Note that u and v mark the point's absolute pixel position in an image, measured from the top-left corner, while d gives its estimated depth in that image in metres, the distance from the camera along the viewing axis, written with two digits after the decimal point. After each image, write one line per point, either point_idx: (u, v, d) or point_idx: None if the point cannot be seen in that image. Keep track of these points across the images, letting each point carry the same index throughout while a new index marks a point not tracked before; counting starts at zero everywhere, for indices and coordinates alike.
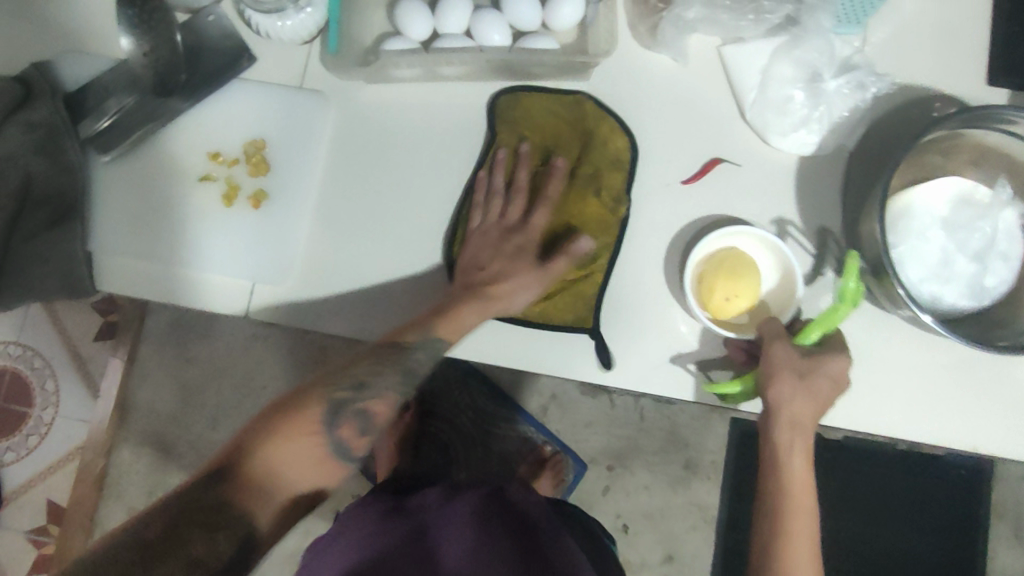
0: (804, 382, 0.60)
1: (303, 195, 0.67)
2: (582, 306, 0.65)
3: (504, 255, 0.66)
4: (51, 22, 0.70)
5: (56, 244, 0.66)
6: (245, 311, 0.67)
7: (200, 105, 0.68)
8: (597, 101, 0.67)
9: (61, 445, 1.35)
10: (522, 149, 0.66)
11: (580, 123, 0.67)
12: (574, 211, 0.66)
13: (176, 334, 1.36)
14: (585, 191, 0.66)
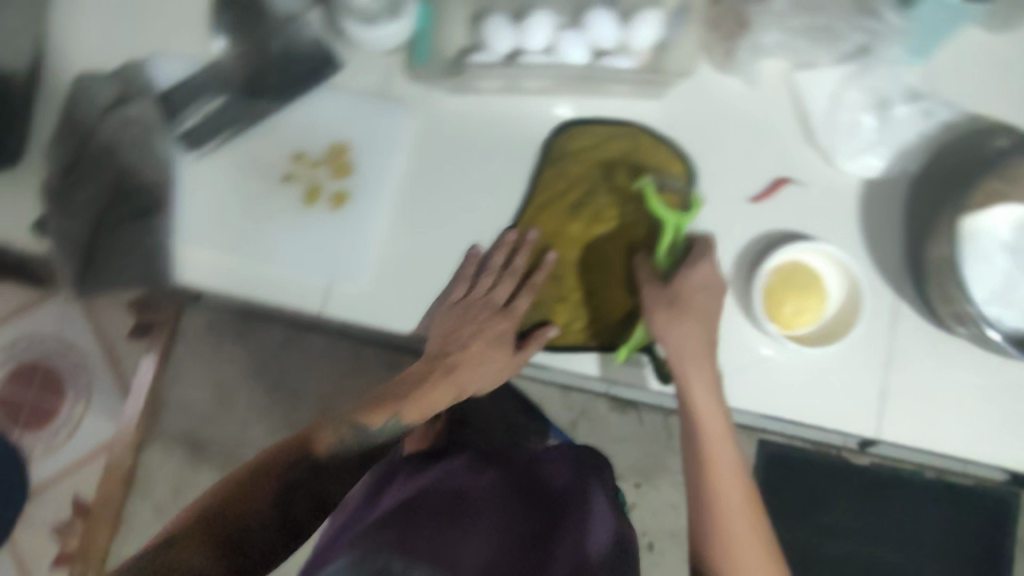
0: (676, 308, 0.62)
1: (381, 198, 0.69)
2: (639, 324, 0.67)
3: (485, 339, 0.62)
4: (145, 21, 0.73)
5: (140, 234, 0.68)
6: (319, 307, 0.68)
7: (285, 109, 0.71)
8: (652, 132, 0.70)
9: (86, 443, 1.24)
10: (526, 236, 0.67)
11: (636, 150, 0.70)
12: (624, 236, 0.69)
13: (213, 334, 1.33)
14: (639, 215, 0.68)
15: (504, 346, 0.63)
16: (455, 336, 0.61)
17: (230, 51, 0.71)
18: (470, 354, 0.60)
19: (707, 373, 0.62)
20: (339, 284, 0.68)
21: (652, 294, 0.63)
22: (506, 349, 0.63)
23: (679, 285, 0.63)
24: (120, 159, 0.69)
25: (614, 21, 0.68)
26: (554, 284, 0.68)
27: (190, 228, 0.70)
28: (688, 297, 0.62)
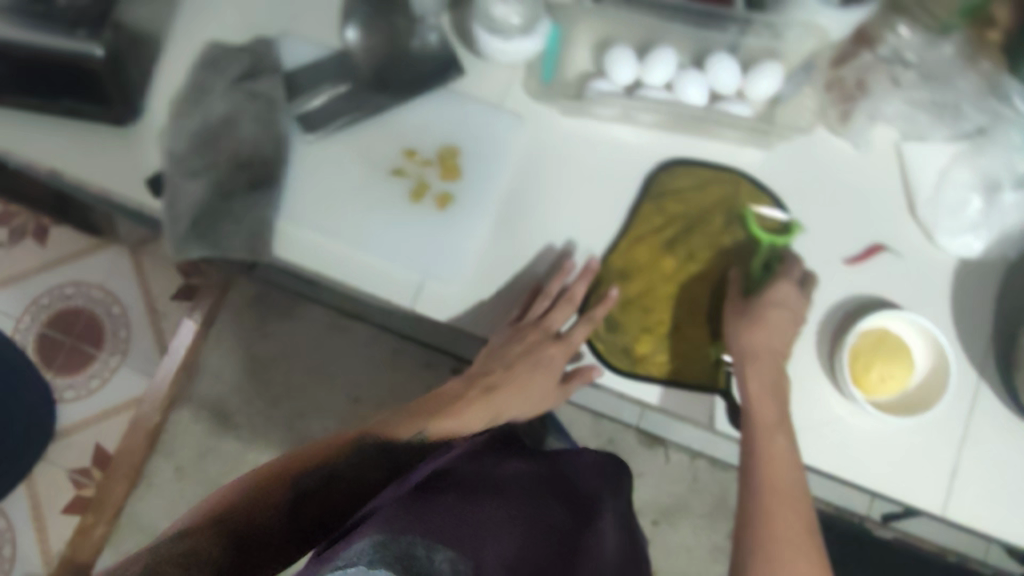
0: (754, 317, 0.65)
1: (487, 206, 0.71)
2: (711, 369, 0.67)
3: (527, 360, 0.68)
4: (281, 8, 0.77)
5: (248, 206, 0.70)
6: (410, 303, 0.70)
7: (404, 105, 0.73)
8: (752, 180, 0.70)
9: (120, 393, 1.40)
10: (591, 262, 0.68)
11: (734, 197, 0.70)
12: (711, 278, 0.70)
13: (259, 310, 1.42)
14: (732, 261, 0.70)
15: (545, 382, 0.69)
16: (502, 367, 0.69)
17: (364, 44, 0.72)
18: (510, 382, 0.68)
19: (777, 385, 0.63)
20: (431, 283, 0.69)
21: (732, 310, 0.67)
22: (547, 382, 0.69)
23: (759, 299, 0.65)
24: (239, 130, 0.71)
25: (736, 69, 0.70)
26: (635, 317, 0.69)
27: (294, 205, 0.71)
28: (766, 309, 0.64)
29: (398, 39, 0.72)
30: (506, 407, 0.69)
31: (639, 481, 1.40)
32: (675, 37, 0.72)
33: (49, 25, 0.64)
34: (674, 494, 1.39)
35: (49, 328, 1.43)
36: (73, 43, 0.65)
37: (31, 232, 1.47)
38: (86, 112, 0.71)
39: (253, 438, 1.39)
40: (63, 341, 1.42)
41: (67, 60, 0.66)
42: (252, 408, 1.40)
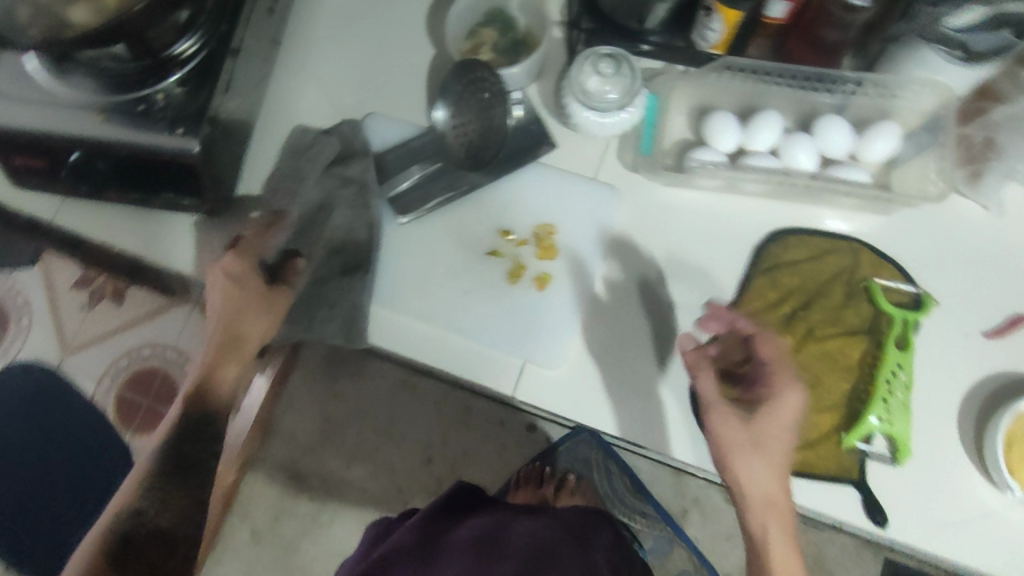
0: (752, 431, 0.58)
1: (586, 285, 0.68)
2: (846, 457, 0.62)
3: (229, 290, 0.63)
4: (368, 87, 0.76)
5: (345, 291, 0.68)
6: (512, 391, 0.66)
7: (497, 183, 0.70)
8: (874, 249, 0.66)
9: None
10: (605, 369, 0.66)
11: (855, 269, 0.66)
12: (838, 358, 0.64)
13: (328, 369, 1.41)
14: (859, 338, 0.64)
15: (248, 298, 0.63)
16: (222, 314, 0.63)
17: (459, 133, 0.67)
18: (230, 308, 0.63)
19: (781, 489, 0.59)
20: (533, 368, 0.66)
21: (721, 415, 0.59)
22: (237, 292, 0.63)
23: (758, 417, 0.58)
24: (331, 220, 0.69)
25: (848, 131, 0.65)
26: None
27: (390, 289, 0.69)
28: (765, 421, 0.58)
29: (486, 113, 0.67)
30: (248, 345, 0.64)
31: (726, 543, 1.35)
32: (780, 100, 0.68)
33: (150, 125, 0.65)
34: None
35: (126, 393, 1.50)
36: (169, 141, 0.64)
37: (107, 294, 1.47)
38: (183, 205, 0.72)
39: (329, 497, 1.39)
40: (139, 402, 1.41)
41: (166, 159, 0.66)
42: (325, 468, 1.40)
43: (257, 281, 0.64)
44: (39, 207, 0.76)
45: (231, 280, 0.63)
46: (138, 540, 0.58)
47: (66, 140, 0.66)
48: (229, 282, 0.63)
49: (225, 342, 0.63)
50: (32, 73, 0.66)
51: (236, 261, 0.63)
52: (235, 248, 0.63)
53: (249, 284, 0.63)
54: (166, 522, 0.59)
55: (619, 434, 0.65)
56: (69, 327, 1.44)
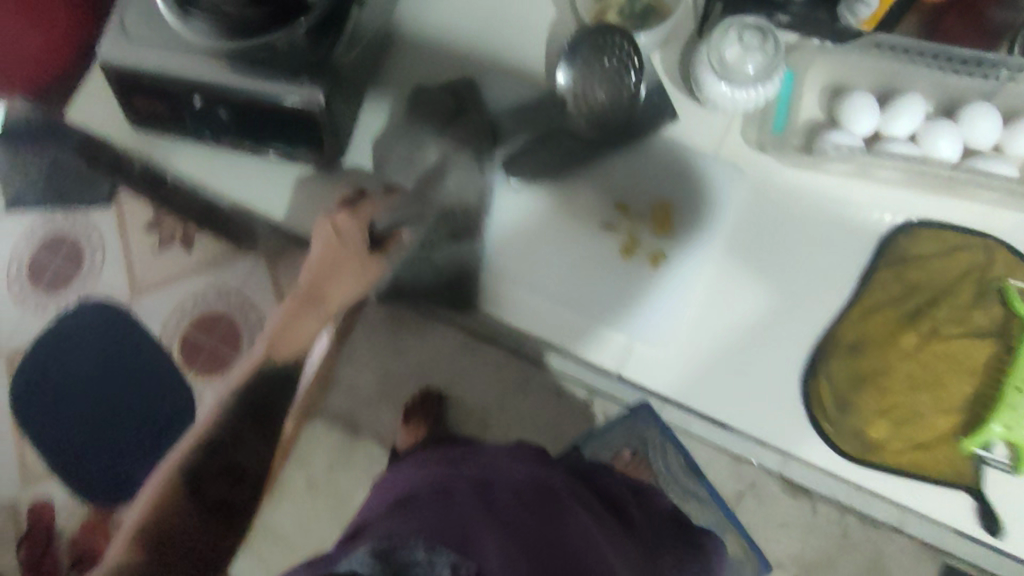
0: None
1: (702, 265, 0.66)
2: (963, 463, 0.60)
3: (331, 250, 0.68)
4: (484, 44, 0.73)
5: (453, 257, 0.69)
6: (617, 368, 0.66)
7: (615, 154, 0.69)
8: (1012, 248, 0.63)
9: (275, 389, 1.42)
10: (717, 353, 0.65)
11: (988, 267, 0.63)
12: (964, 361, 0.62)
13: (390, 328, 1.41)
14: (988, 341, 0.62)
15: (347, 258, 0.68)
16: (320, 262, 0.69)
17: (582, 97, 0.65)
18: (324, 265, 0.69)
19: None
20: (641, 348, 0.65)
21: None
22: (341, 249, 0.67)
23: None
24: (444, 181, 0.69)
25: (998, 120, 0.61)
26: (875, 396, 0.63)
27: (500, 257, 0.69)
28: None
29: (611, 75, 0.64)
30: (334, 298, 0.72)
31: (782, 531, 1.32)
32: (922, 83, 0.65)
33: (275, 75, 0.65)
34: (819, 548, 1.32)
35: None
36: (295, 91, 0.64)
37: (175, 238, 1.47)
38: (296, 156, 0.72)
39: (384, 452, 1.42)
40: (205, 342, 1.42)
41: (289, 110, 0.66)
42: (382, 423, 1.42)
43: (360, 258, 0.69)
44: (148, 150, 0.78)
45: (337, 238, 0.66)
46: (209, 471, 0.73)
47: (192, 87, 0.67)
48: (336, 241, 0.66)
49: (319, 291, 0.72)
50: (159, 15, 0.67)
51: (348, 223, 0.66)
52: (354, 209, 0.65)
53: (350, 247, 0.67)
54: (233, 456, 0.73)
55: (722, 420, 0.64)
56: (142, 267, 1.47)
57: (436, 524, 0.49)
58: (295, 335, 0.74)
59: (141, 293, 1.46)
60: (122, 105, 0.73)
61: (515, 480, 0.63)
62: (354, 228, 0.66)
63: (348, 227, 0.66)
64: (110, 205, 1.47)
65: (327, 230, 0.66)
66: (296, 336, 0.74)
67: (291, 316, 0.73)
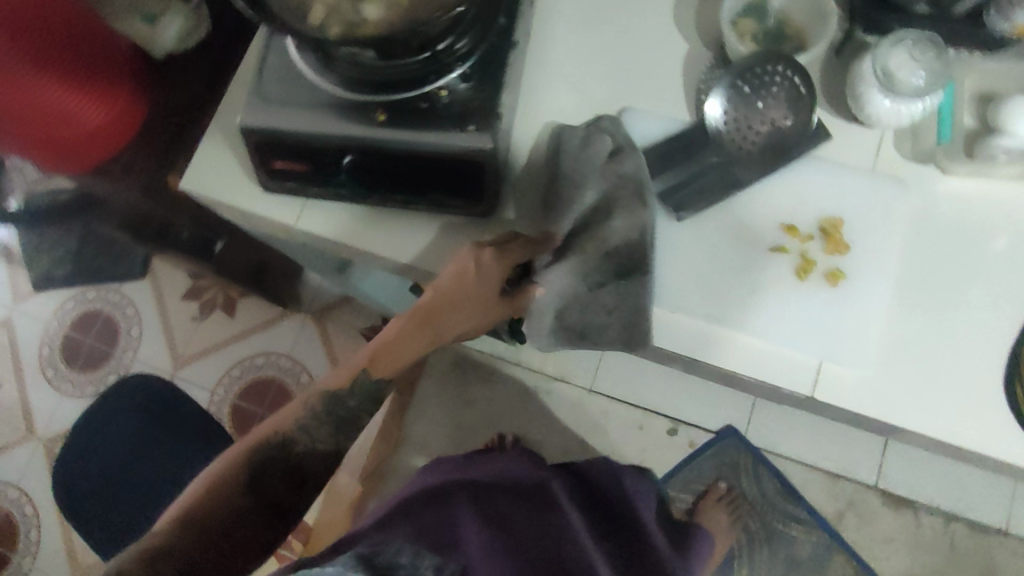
0: None
1: (883, 278, 0.66)
2: None
3: (459, 277, 0.66)
4: (619, 86, 0.75)
5: (624, 293, 0.66)
6: (811, 389, 0.65)
7: (775, 174, 0.68)
8: None
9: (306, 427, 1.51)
10: (916, 366, 0.64)
11: None
12: None
13: (459, 374, 1.42)
14: None
15: (476, 289, 0.67)
16: (441, 292, 0.66)
17: (749, 139, 0.65)
18: (445, 295, 0.66)
19: None
20: (832, 367, 0.64)
21: None
22: (476, 278, 0.66)
23: None
24: (614, 226, 0.65)
25: None
26: None
27: (671, 293, 0.67)
28: None
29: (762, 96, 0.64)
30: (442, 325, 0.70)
31: (889, 547, 1.30)
32: None
33: (439, 124, 0.65)
34: (931, 562, 1.29)
35: (241, 401, 1.70)
36: (461, 138, 0.64)
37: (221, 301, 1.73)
38: (452, 207, 0.72)
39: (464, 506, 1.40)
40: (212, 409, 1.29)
41: (451, 155, 0.65)
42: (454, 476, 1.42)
43: (491, 298, 0.69)
44: (280, 221, 0.77)
45: (471, 268, 0.65)
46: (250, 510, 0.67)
47: (347, 142, 0.66)
48: (472, 269, 0.65)
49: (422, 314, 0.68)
50: (314, 79, 0.68)
51: (493, 257, 0.65)
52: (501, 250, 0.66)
53: (485, 282, 0.67)
54: (301, 447, 0.70)
55: (932, 432, 0.63)
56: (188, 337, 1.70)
57: (427, 524, 0.78)
58: (383, 353, 0.70)
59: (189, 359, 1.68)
60: (259, 171, 0.73)
61: (502, 477, 0.92)
62: (496, 267, 0.66)
63: (484, 262, 0.65)
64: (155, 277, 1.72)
65: (470, 260, 0.65)
66: (384, 353, 0.70)
67: (386, 340, 0.70)
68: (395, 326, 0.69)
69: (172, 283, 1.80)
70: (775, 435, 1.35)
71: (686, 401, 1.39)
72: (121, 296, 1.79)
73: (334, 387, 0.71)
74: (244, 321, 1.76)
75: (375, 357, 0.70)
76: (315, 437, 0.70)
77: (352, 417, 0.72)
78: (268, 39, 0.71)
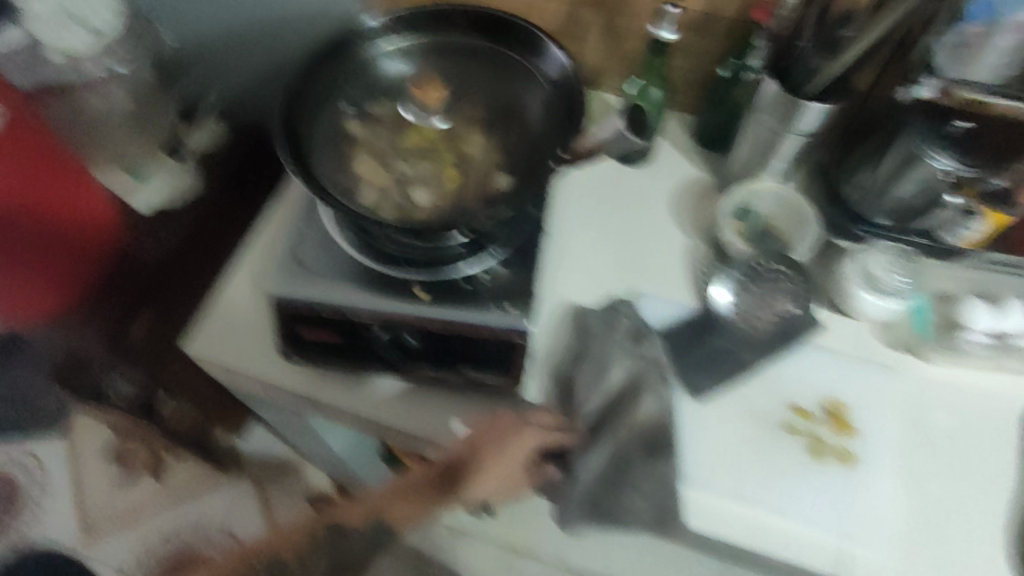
0: None
1: (886, 458, 0.71)
2: None
3: (493, 434, 0.68)
4: (628, 268, 0.81)
5: (653, 472, 0.67)
6: (842, 573, 0.66)
7: (778, 359, 0.75)
8: None
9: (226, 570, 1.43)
10: (933, 546, 0.67)
11: None
12: None
13: None
14: None
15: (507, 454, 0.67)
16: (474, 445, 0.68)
17: (752, 327, 0.75)
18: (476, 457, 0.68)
19: None
20: (856, 547, 0.66)
21: None
22: (507, 438, 0.67)
23: None
24: (642, 404, 0.69)
25: None
26: None
27: (697, 471, 0.69)
28: None
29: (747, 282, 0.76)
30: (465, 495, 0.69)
31: None
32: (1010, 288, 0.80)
33: (477, 304, 0.68)
34: None
35: None
36: (500, 317, 0.67)
37: (145, 469, 1.59)
38: (484, 383, 0.72)
39: None
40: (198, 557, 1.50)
41: (488, 334, 0.68)
42: None
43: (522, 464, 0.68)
44: (292, 390, 0.75)
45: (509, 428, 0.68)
46: None
47: (384, 317, 0.68)
48: (511, 428, 0.68)
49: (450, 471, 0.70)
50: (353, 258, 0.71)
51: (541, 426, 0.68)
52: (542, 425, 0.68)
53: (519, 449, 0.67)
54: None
55: None
56: (96, 506, 1.54)
57: None
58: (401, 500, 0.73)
59: (98, 536, 1.51)
60: (284, 341, 0.72)
61: None
62: (519, 449, 0.67)
63: (515, 442, 0.67)
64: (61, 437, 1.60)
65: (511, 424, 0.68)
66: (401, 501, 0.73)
67: (408, 491, 0.72)
68: (418, 480, 0.72)
69: (92, 442, 1.61)
70: None
71: None
72: (26, 455, 1.58)
73: (346, 520, 0.73)
74: (173, 487, 1.57)
75: (395, 504, 0.73)
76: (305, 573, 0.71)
77: (348, 558, 0.72)
78: (309, 214, 0.75)
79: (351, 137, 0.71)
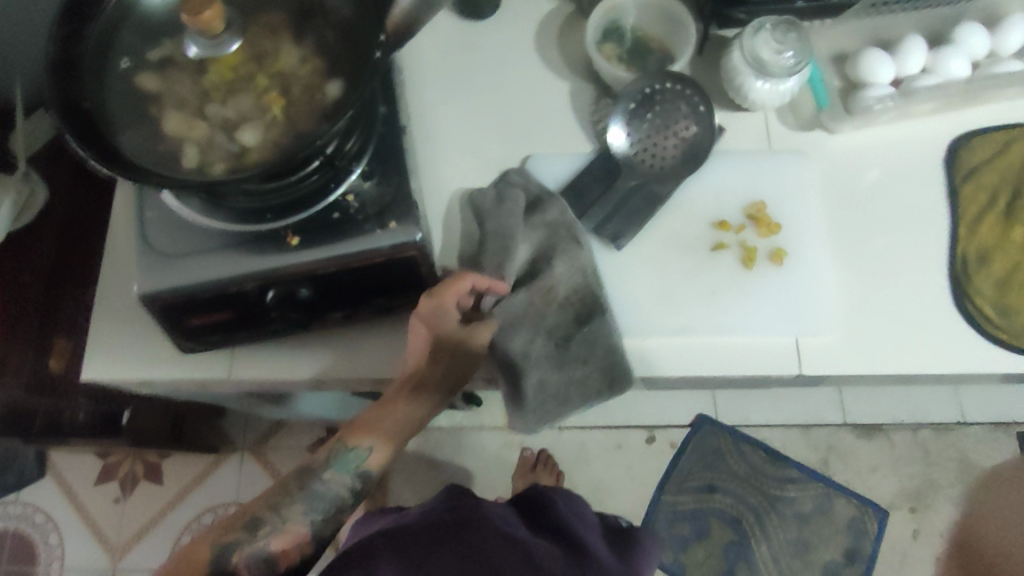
0: None
1: (817, 245, 0.69)
2: None
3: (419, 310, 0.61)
4: (510, 135, 0.74)
5: (592, 337, 0.65)
6: (798, 368, 0.66)
7: (689, 178, 0.71)
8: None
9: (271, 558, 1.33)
10: (876, 314, 0.67)
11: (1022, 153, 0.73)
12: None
13: (425, 461, 1.36)
14: None
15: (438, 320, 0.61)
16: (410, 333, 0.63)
17: (657, 156, 0.70)
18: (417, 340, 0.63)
19: None
20: (807, 340, 0.66)
21: None
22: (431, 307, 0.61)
23: None
24: (559, 274, 0.65)
25: (983, 31, 0.73)
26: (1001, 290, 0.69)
27: (636, 319, 0.67)
28: None
29: (636, 115, 0.70)
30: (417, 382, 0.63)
31: (877, 475, 1.35)
32: (901, 25, 0.75)
33: (356, 231, 0.62)
34: (915, 473, 1.36)
35: None
36: (383, 237, 0.61)
37: (140, 475, 1.57)
38: (396, 306, 0.68)
39: None
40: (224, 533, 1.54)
41: (378, 258, 0.62)
42: None
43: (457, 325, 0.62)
44: (212, 377, 0.70)
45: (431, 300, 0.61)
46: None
47: (263, 279, 0.61)
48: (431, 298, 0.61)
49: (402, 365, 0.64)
50: (207, 226, 0.63)
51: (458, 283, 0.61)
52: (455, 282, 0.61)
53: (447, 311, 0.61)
54: (266, 528, 0.62)
55: (911, 372, 0.66)
56: (110, 527, 1.54)
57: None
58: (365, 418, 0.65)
59: (125, 551, 1.53)
60: (174, 335, 0.66)
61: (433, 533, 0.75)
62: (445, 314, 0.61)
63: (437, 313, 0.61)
64: (42, 476, 1.56)
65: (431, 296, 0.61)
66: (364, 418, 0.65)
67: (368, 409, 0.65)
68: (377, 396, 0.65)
69: (79, 471, 1.58)
70: (742, 409, 1.39)
71: (656, 406, 1.39)
72: (21, 505, 1.55)
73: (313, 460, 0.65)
74: (176, 483, 1.56)
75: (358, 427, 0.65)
76: (284, 519, 0.62)
77: (327, 494, 0.64)
78: (143, 192, 0.65)
79: (146, 91, 0.60)
